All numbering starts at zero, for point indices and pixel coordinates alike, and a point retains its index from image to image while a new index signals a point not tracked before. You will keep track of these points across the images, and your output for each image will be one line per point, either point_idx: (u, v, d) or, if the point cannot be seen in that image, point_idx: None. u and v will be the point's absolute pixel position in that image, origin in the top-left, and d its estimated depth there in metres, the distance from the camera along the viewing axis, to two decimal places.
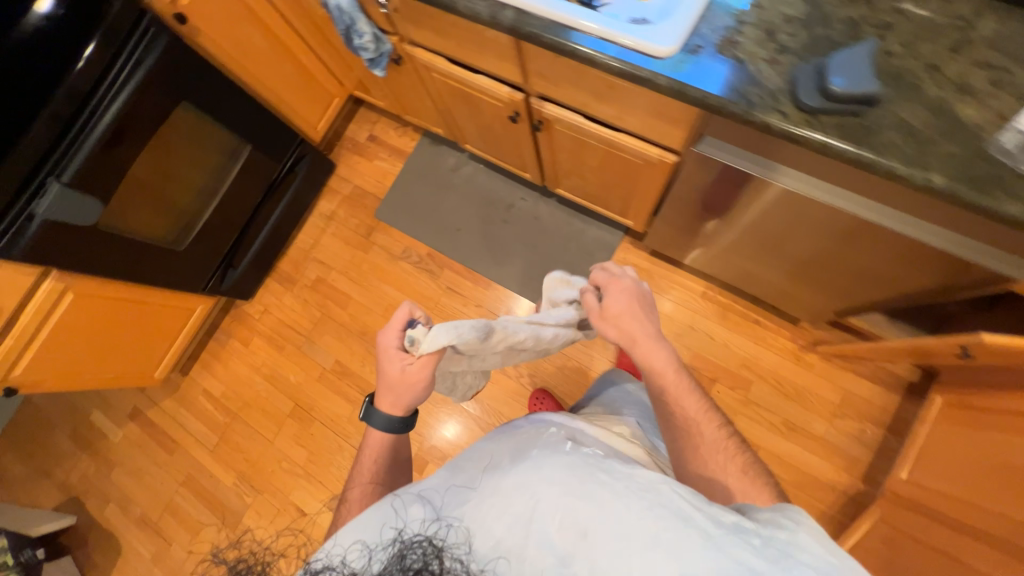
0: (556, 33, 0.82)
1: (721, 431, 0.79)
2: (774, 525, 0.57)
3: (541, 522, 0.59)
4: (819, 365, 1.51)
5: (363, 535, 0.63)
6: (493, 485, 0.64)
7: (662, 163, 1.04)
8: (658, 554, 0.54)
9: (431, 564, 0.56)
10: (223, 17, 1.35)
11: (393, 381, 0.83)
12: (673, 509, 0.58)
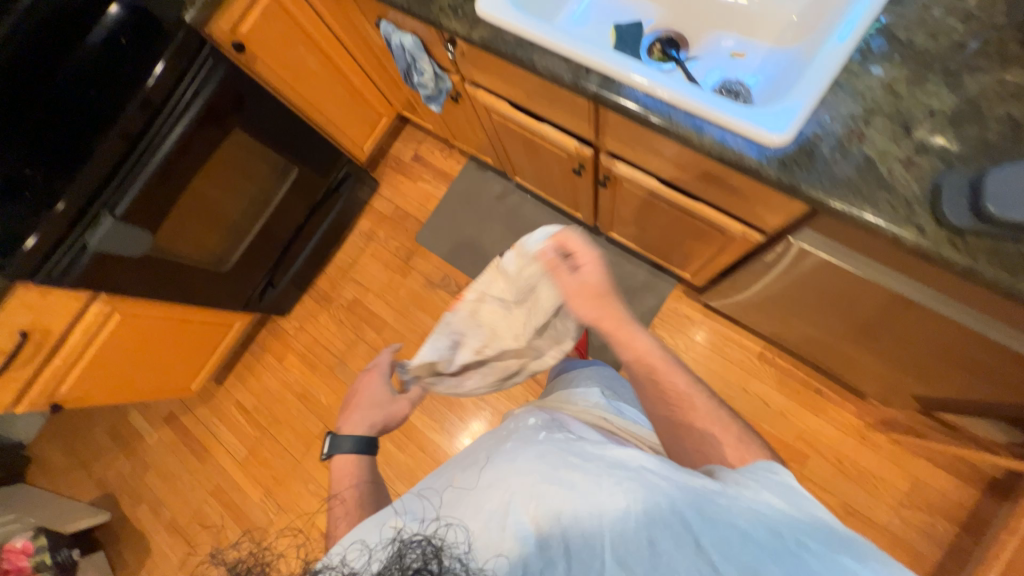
0: (647, 106, 0.74)
1: (713, 400, 0.73)
2: (735, 485, 0.57)
3: (518, 509, 0.54)
4: (887, 447, 1.38)
5: (363, 536, 0.57)
6: (472, 478, 0.60)
7: (744, 239, 0.94)
8: (632, 518, 0.52)
9: (431, 564, 0.49)
10: (281, 44, 1.31)
11: (371, 404, 0.91)
12: (643, 477, 0.55)
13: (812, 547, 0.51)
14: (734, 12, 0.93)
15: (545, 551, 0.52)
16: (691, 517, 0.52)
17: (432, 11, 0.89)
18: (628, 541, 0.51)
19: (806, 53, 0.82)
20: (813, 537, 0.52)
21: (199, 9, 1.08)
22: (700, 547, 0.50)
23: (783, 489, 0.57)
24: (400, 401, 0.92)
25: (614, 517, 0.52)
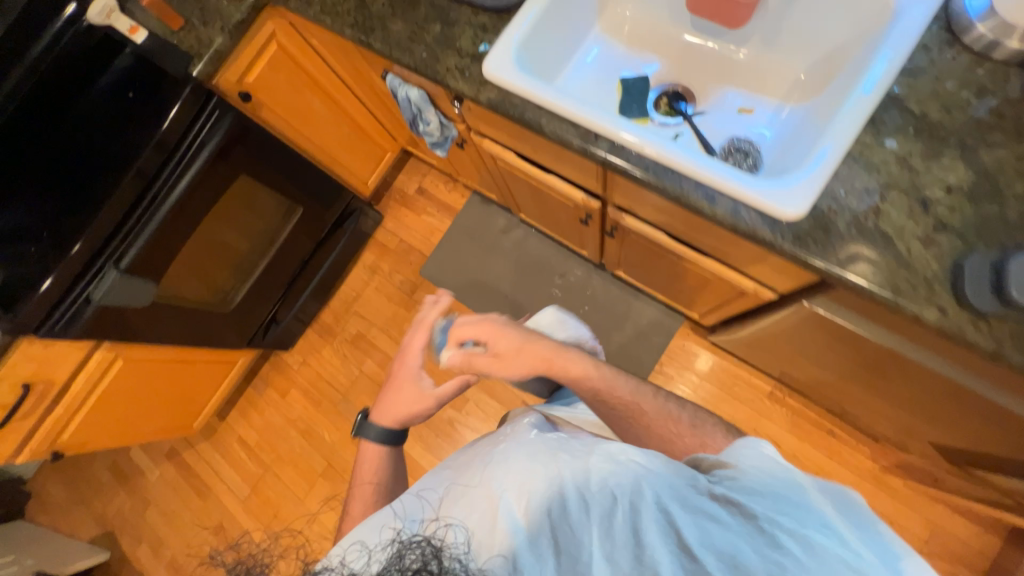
0: (658, 174, 0.73)
1: (658, 397, 0.87)
2: (725, 469, 0.64)
3: (510, 503, 0.59)
4: (903, 491, 1.35)
5: (363, 538, 0.61)
6: (471, 477, 0.64)
7: (756, 295, 0.93)
8: (618, 512, 0.57)
9: (430, 564, 0.53)
10: (288, 90, 1.32)
11: (398, 399, 0.93)
12: (629, 474, 0.60)
13: (791, 510, 0.57)
14: (739, 68, 0.94)
15: (535, 547, 0.56)
16: (671, 506, 0.57)
17: (440, 72, 0.88)
18: (614, 534, 0.55)
19: (816, 115, 0.82)
20: (795, 497, 0.58)
21: (207, 63, 1.10)
22: (677, 532, 0.54)
23: (778, 460, 0.63)
24: (424, 399, 0.92)
25: (601, 511, 0.57)
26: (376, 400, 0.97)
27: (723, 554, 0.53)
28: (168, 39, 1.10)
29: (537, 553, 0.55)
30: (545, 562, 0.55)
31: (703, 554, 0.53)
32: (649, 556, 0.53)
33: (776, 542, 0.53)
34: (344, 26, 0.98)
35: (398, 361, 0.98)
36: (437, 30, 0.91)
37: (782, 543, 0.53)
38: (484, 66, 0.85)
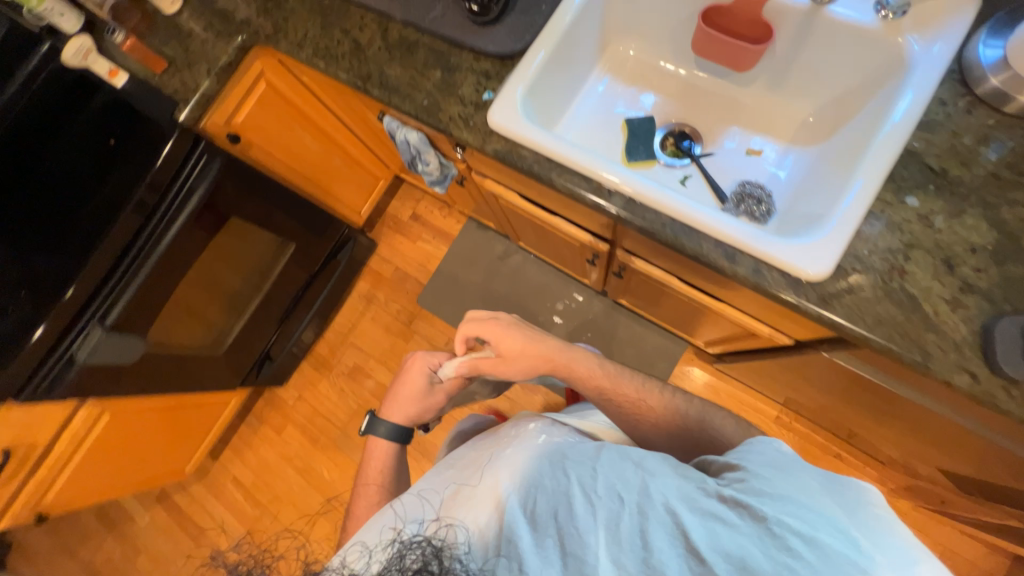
0: (675, 230, 0.72)
1: (665, 391, 0.91)
2: (737, 470, 0.64)
3: (513, 503, 0.64)
4: (910, 513, 1.37)
5: (365, 542, 0.67)
6: (478, 483, 0.70)
7: (770, 339, 0.91)
8: (623, 513, 0.59)
9: (430, 564, 0.56)
10: (278, 128, 1.27)
11: (410, 401, 1.00)
12: (634, 477, 0.63)
13: (806, 513, 0.55)
14: (745, 108, 0.93)
15: (538, 545, 0.59)
16: (677, 506, 0.59)
17: (442, 120, 0.85)
18: (620, 534, 0.58)
19: (827, 162, 0.81)
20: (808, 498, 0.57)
21: (194, 108, 1.05)
22: (685, 535, 0.56)
23: (793, 461, 0.63)
24: (433, 403, 1.01)
25: (606, 513, 0.60)
26: (386, 392, 1.04)
27: (730, 556, 0.54)
28: (151, 83, 1.06)
29: (541, 551, 0.58)
30: (548, 561, 0.57)
31: (710, 555, 0.54)
32: (654, 558, 0.55)
33: (785, 545, 0.53)
34: (340, 71, 0.94)
35: (413, 361, 1.03)
36: (437, 76, 0.88)
37: (791, 547, 0.52)
38: (489, 117, 0.82)
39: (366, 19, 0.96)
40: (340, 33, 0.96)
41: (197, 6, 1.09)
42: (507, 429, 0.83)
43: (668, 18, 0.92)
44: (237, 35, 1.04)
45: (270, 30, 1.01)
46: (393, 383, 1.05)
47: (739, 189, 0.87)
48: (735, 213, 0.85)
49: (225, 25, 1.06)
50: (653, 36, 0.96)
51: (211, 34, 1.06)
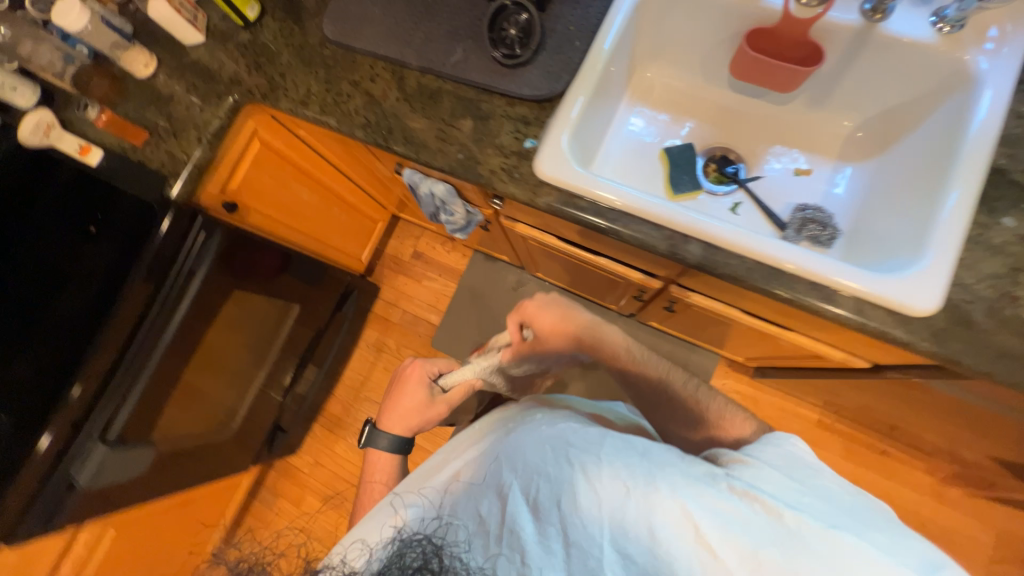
0: (764, 272, 0.67)
1: (720, 401, 0.81)
2: (744, 463, 0.62)
3: (517, 492, 0.59)
4: (963, 501, 1.37)
5: (364, 537, 0.60)
6: (479, 475, 0.64)
7: (842, 363, 0.88)
8: (627, 504, 0.55)
9: (431, 563, 0.52)
10: (275, 187, 1.16)
11: (411, 410, 0.90)
12: (641, 467, 0.58)
13: (824, 513, 0.55)
14: (786, 127, 0.90)
15: (541, 536, 0.55)
16: (686, 501, 0.55)
17: (482, 174, 0.78)
18: (628, 528, 0.55)
19: (889, 178, 0.79)
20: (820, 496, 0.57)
21: (186, 182, 0.92)
22: (696, 530, 0.53)
23: (806, 465, 0.62)
24: (439, 411, 0.91)
25: (612, 505, 0.56)
26: (383, 405, 0.94)
27: (743, 552, 0.52)
28: (132, 158, 0.94)
29: (543, 540, 0.55)
30: (552, 553, 0.54)
31: (722, 550, 0.52)
32: (659, 547, 0.53)
33: (804, 544, 0.52)
34: (355, 127, 0.85)
35: (412, 368, 0.94)
36: (470, 125, 0.81)
37: (806, 545, 0.52)
38: (538, 167, 0.75)
39: (377, 68, 0.87)
40: (348, 85, 0.88)
41: (173, 65, 0.97)
42: (508, 415, 0.75)
43: (700, 42, 0.88)
44: (228, 96, 0.94)
45: (266, 87, 0.92)
46: (389, 396, 0.95)
47: (798, 214, 0.84)
48: (797, 239, 0.82)
49: (211, 84, 0.95)
50: (682, 60, 0.92)
51: (196, 96, 0.95)
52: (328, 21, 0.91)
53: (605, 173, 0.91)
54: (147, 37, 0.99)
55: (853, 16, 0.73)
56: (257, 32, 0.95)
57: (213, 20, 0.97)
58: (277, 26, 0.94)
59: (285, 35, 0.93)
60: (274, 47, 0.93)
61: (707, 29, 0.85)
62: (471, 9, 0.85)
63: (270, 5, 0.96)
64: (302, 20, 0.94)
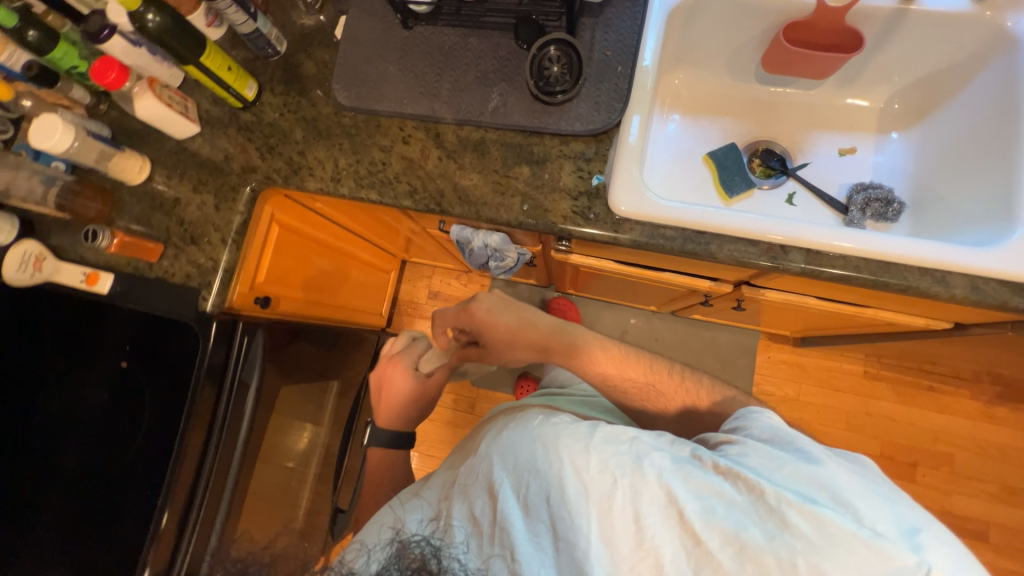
0: (872, 267, 0.66)
1: None
2: (735, 445, 0.59)
3: (506, 488, 0.55)
4: (1010, 416, 1.45)
5: (364, 538, 0.59)
6: (469, 467, 0.60)
7: (926, 328, 0.90)
8: (615, 494, 0.53)
9: (430, 565, 0.51)
10: (296, 267, 1.06)
11: (404, 403, 0.95)
12: (630, 456, 0.55)
13: (807, 488, 0.52)
14: (821, 109, 0.91)
15: (531, 534, 0.53)
16: (674, 486, 0.53)
17: (555, 222, 0.74)
18: (616, 522, 0.52)
19: (941, 147, 0.81)
20: (803, 468, 0.54)
21: (221, 290, 0.83)
22: (683, 517, 0.52)
23: (795, 439, 0.59)
24: (426, 396, 0.95)
25: (599, 497, 0.53)
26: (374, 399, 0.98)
27: (727, 535, 0.50)
28: (149, 276, 0.83)
29: (535, 538, 0.53)
30: (543, 550, 0.52)
31: (707, 534, 0.50)
32: (649, 539, 0.51)
33: (785, 521, 0.50)
34: (401, 197, 0.79)
35: (390, 366, 0.96)
36: (527, 172, 0.77)
37: (791, 523, 0.50)
38: (614, 204, 0.72)
39: (407, 128, 0.82)
40: (380, 152, 0.81)
41: (170, 164, 0.88)
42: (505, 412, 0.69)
43: (728, 42, 0.87)
44: (244, 185, 0.85)
45: (286, 170, 0.84)
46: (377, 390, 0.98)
47: (859, 194, 0.84)
48: (863, 219, 0.83)
49: (223, 178, 0.86)
50: (708, 62, 0.91)
51: (207, 194, 0.86)
52: (339, 87, 0.84)
53: (659, 190, 0.88)
54: (130, 140, 0.89)
55: None
56: (259, 112, 0.87)
57: (203, 107, 0.88)
58: (281, 101, 0.87)
59: (292, 109, 0.86)
60: (285, 124, 0.86)
61: (735, 29, 0.85)
62: (495, 50, 0.81)
63: (267, 78, 0.88)
64: (306, 90, 0.86)
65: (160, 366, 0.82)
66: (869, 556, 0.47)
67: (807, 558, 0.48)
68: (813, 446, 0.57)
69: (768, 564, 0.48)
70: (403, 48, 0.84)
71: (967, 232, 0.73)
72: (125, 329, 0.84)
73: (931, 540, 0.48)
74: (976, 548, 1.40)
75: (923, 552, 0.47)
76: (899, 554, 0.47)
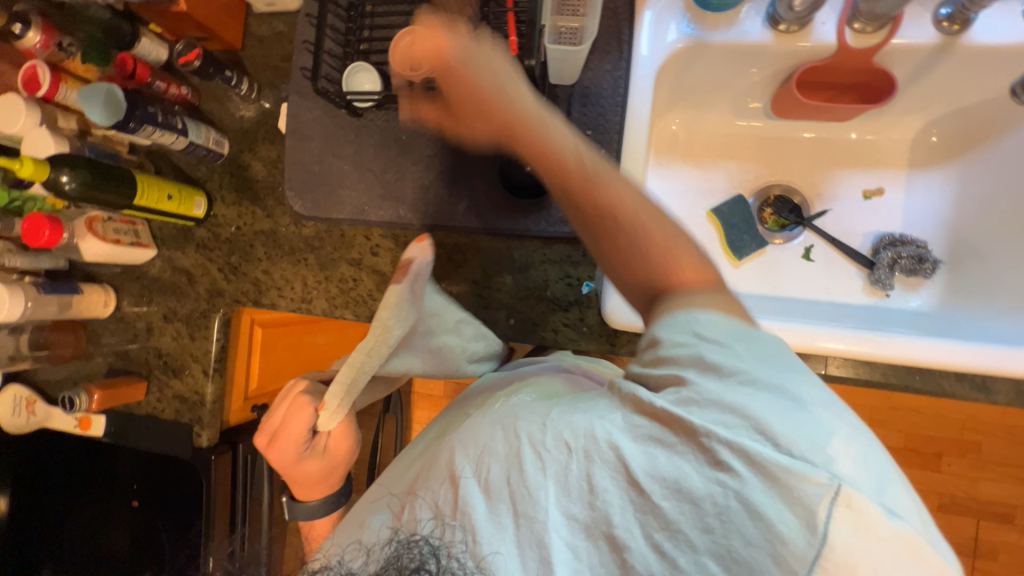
0: (906, 373, 0.61)
1: None
2: (668, 359, 0.43)
3: (464, 469, 0.43)
4: None
5: (360, 535, 0.48)
6: (430, 464, 0.49)
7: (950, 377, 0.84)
8: (570, 466, 0.41)
9: (428, 564, 0.39)
10: (287, 355, 1.02)
11: (317, 472, 0.66)
12: (583, 422, 0.42)
13: (744, 409, 0.38)
14: (842, 145, 0.78)
15: (494, 517, 0.41)
16: (622, 444, 0.40)
17: (546, 337, 0.68)
18: (564, 490, 0.40)
19: (986, 191, 0.71)
20: (722, 393, 0.39)
21: (212, 424, 0.81)
22: (627, 472, 0.39)
23: (724, 337, 0.41)
24: (339, 454, 0.67)
25: (552, 470, 0.41)
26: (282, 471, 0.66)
27: (669, 485, 0.38)
28: (141, 413, 0.82)
29: (495, 521, 0.41)
30: (502, 529, 0.41)
31: (651, 490, 0.38)
32: (598, 502, 0.40)
33: (725, 463, 0.37)
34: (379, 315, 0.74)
35: (279, 437, 0.63)
36: (510, 281, 0.70)
37: (723, 462, 0.37)
38: (606, 317, 0.63)
39: (374, 237, 0.74)
40: (349, 267, 0.75)
41: (135, 290, 0.83)
42: (475, 405, 0.60)
43: (731, 83, 0.73)
44: (215, 310, 0.80)
45: (254, 291, 0.78)
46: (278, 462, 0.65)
47: (886, 249, 0.73)
48: (891, 276, 0.73)
49: (191, 302, 0.81)
50: (706, 101, 0.77)
51: (179, 322, 0.82)
52: (293, 196, 0.74)
53: None
54: (88, 266, 0.84)
55: (926, 32, 0.61)
56: (214, 227, 0.80)
57: (155, 224, 0.81)
58: (235, 212, 0.79)
59: (249, 219, 0.79)
60: (244, 239, 0.79)
61: (737, 71, 0.71)
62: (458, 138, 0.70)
63: (215, 186, 0.79)
64: (260, 198, 0.78)
65: (167, 501, 0.84)
66: (788, 484, 0.35)
67: (741, 496, 0.36)
68: (736, 371, 0.40)
69: (710, 515, 0.37)
70: (356, 140, 0.73)
71: (997, 320, 0.67)
72: (131, 467, 0.85)
73: (843, 445, 0.36)
74: (1001, 529, 1.41)
75: (836, 465, 0.35)
76: (811, 474, 0.35)
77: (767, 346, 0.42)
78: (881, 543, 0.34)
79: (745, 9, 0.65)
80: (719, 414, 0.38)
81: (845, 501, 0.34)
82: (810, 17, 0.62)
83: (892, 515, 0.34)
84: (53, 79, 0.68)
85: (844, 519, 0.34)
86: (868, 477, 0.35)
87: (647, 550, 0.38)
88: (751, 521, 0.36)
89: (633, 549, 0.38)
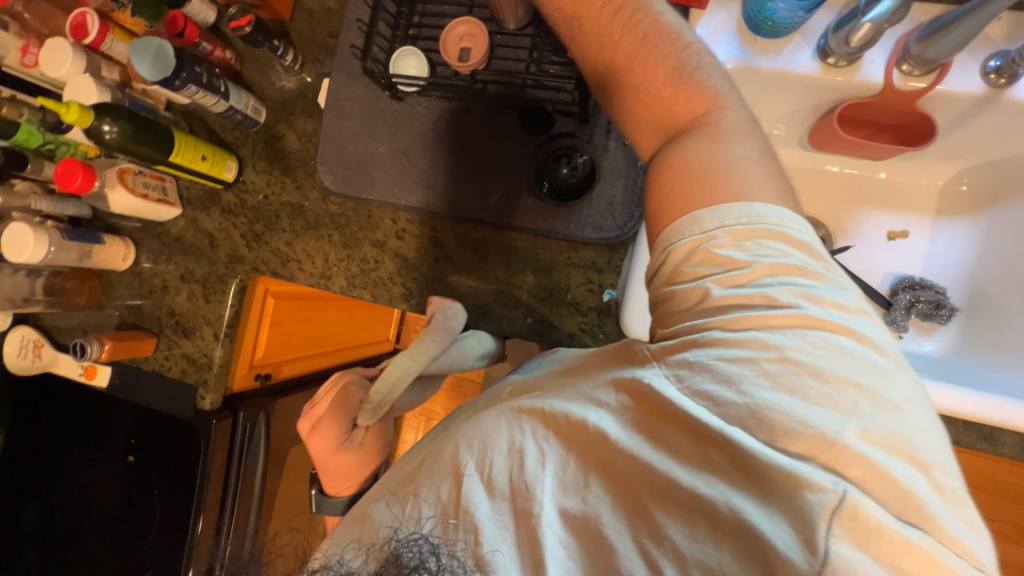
0: None
1: None
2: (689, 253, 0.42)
3: (467, 462, 0.42)
4: None
5: (360, 536, 0.45)
6: (434, 453, 0.46)
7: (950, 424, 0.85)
8: (570, 456, 0.40)
9: (428, 563, 0.36)
10: (296, 329, 1.01)
11: (352, 466, 0.71)
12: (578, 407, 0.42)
13: (743, 391, 0.37)
14: (871, 185, 0.79)
15: (499, 517, 0.39)
16: (613, 430, 0.40)
17: (562, 340, 0.69)
18: (557, 477, 0.40)
19: (1010, 244, 0.71)
20: (728, 350, 0.38)
21: (216, 389, 0.81)
22: (614, 463, 0.39)
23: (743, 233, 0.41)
24: (375, 454, 0.74)
25: (552, 462, 0.40)
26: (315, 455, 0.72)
27: (661, 490, 0.37)
28: (147, 369, 0.82)
29: (497, 518, 0.39)
30: (505, 528, 0.39)
31: (644, 495, 0.38)
32: (587, 497, 0.39)
33: (715, 462, 0.36)
34: (396, 299, 0.74)
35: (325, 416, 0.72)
36: (532, 281, 0.70)
37: (712, 460, 0.37)
38: (625, 326, 0.64)
39: (401, 221, 0.74)
40: (372, 248, 0.75)
41: (155, 247, 0.83)
42: (480, 399, 0.58)
43: (771, 110, 0.73)
44: (232, 275, 0.80)
45: (274, 261, 0.79)
46: (314, 445, 0.71)
47: (906, 291, 0.74)
48: (908, 319, 0.73)
49: (211, 264, 0.81)
50: None
51: (196, 284, 0.82)
52: (325, 170, 0.75)
53: None
54: (111, 217, 0.84)
55: (973, 82, 0.62)
56: (242, 192, 0.80)
57: (184, 184, 0.82)
58: (264, 180, 0.79)
59: (278, 188, 0.79)
60: (270, 209, 0.79)
61: (779, 99, 0.71)
62: (497, 132, 0.70)
63: (247, 152, 0.80)
64: (291, 169, 0.78)
65: (162, 459, 0.83)
66: (784, 490, 0.34)
67: (733, 502, 0.35)
68: (740, 304, 0.39)
69: (700, 524, 0.36)
70: (394, 125, 0.73)
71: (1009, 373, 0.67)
72: (130, 423, 0.85)
73: (853, 435, 0.34)
74: None
75: (840, 472, 0.33)
76: (812, 478, 0.33)
77: (782, 264, 0.40)
78: (899, 564, 0.31)
79: (796, 40, 0.66)
80: (710, 390, 0.37)
81: (850, 513, 0.32)
82: (860, 54, 0.62)
83: (902, 524, 0.32)
84: (101, 29, 0.68)
85: (845, 533, 0.32)
86: (880, 485, 0.33)
87: (636, 557, 0.36)
88: (743, 531, 0.34)
89: (620, 553, 0.37)
